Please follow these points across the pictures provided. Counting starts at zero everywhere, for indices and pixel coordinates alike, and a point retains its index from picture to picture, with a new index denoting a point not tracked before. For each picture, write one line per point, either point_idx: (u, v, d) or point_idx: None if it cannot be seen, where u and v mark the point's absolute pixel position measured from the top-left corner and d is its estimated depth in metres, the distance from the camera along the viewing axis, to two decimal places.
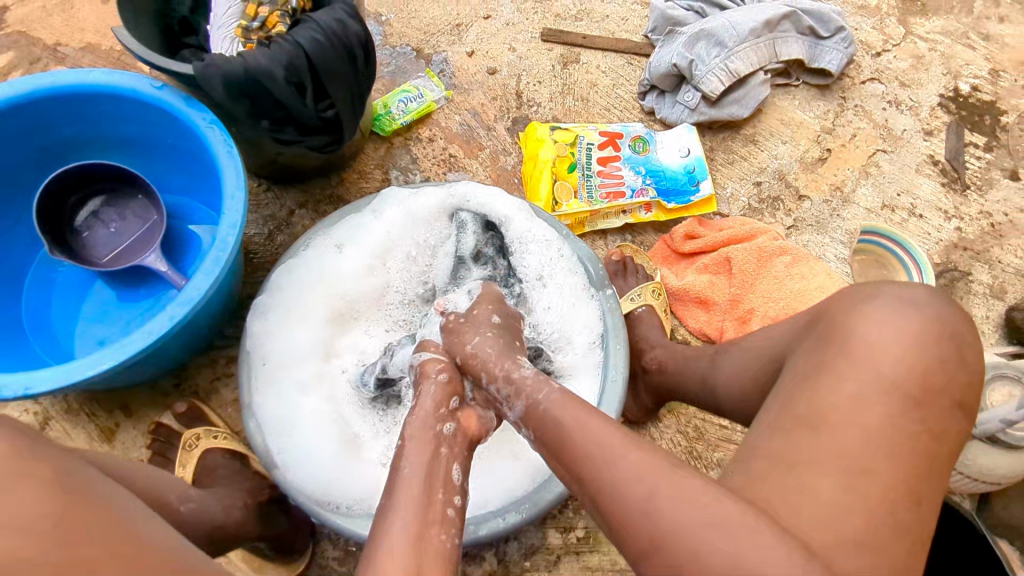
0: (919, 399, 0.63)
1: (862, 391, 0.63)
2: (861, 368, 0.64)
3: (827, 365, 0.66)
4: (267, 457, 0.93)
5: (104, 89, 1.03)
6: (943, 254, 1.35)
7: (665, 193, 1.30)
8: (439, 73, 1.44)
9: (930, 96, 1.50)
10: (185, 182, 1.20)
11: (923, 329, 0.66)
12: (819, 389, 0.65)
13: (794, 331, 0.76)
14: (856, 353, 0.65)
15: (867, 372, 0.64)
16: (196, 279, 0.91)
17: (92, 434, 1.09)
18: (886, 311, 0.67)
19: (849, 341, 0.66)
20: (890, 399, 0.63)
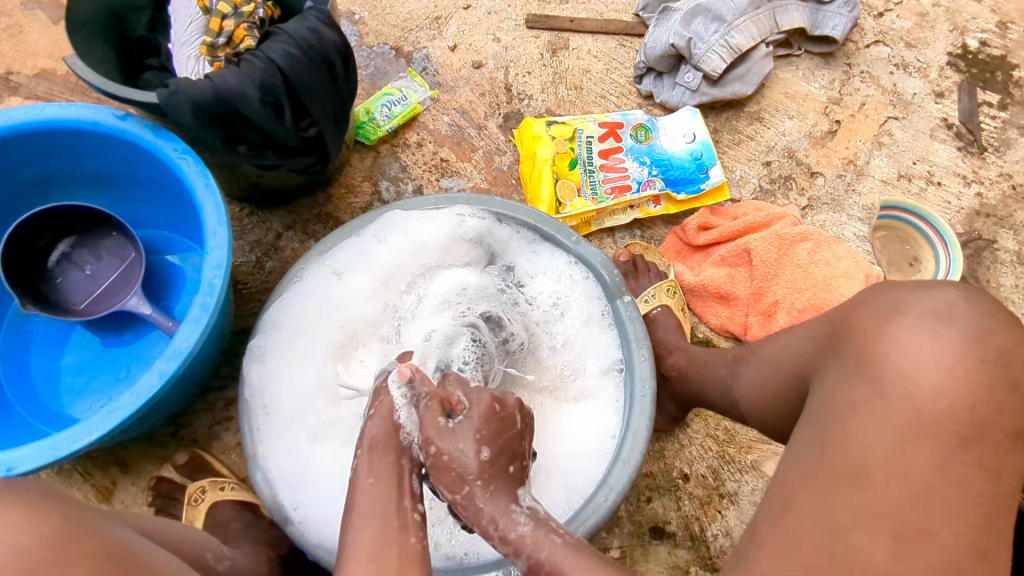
0: (967, 437, 0.55)
1: (902, 434, 0.56)
2: (893, 406, 0.57)
3: (858, 402, 0.58)
4: (278, 512, 0.86)
5: (62, 124, 0.94)
6: (966, 223, 1.30)
7: (673, 183, 1.23)
8: (422, 72, 1.35)
9: (938, 55, 1.42)
10: (161, 214, 1.12)
11: (965, 353, 0.57)
12: (852, 426, 0.58)
13: (817, 339, 0.68)
14: (889, 389, 0.57)
15: (897, 410, 0.57)
16: (184, 329, 0.84)
17: (89, 494, 1.02)
18: (919, 329, 0.59)
19: (879, 366, 0.59)
20: (931, 442, 0.55)
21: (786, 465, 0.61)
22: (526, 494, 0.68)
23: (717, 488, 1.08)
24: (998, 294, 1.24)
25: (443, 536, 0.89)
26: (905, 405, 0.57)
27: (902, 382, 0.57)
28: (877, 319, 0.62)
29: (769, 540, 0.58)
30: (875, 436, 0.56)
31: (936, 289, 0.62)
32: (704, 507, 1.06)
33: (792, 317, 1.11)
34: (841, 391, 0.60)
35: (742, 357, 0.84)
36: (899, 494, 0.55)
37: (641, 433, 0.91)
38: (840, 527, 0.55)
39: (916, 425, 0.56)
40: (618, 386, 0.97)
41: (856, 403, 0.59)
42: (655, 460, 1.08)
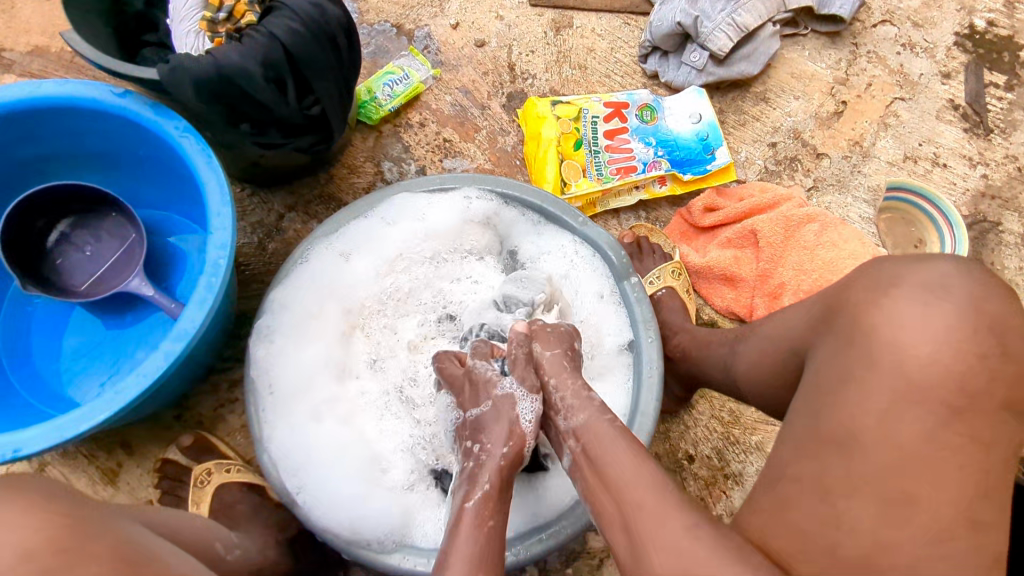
0: (959, 407, 0.55)
1: (892, 402, 0.56)
2: (882, 374, 0.56)
3: (850, 373, 0.58)
4: (284, 494, 0.86)
5: (60, 102, 0.92)
6: (971, 205, 1.29)
7: (679, 164, 1.22)
8: (424, 50, 1.32)
9: (945, 35, 1.41)
10: (160, 194, 1.10)
11: (956, 323, 0.57)
12: (842, 398, 0.57)
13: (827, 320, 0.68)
14: (881, 359, 0.57)
15: (887, 378, 0.56)
16: (188, 310, 0.83)
17: (93, 476, 1.02)
18: (913, 302, 0.58)
19: (871, 338, 0.58)
20: (922, 409, 0.55)
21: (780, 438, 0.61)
22: None
23: (722, 469, 1.08)
24: (1002, 276, 1.24)
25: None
26: (895, 373, 0.56)
27: (894, 353, 0.57)
28: (871, 294, 0.60)
29: (763, 512, 0.59)
30: (866, 404, 0.56)
31: (930, 262, 0.62)
32: (708, 488, 1.07)
33: (798, 299, 1.11)
34: (830, 363, 0.60)
35: (743, 336, 0.83)
36: (885, 460, 0.55)
37: (650, 416, 0.91)
38: (828, 493, 0.56)
39: (906, 392, 0.56)
40: (628, 365, 0.97)
41: (848, 373, 0.58)
42: (660, 442, 1.09)
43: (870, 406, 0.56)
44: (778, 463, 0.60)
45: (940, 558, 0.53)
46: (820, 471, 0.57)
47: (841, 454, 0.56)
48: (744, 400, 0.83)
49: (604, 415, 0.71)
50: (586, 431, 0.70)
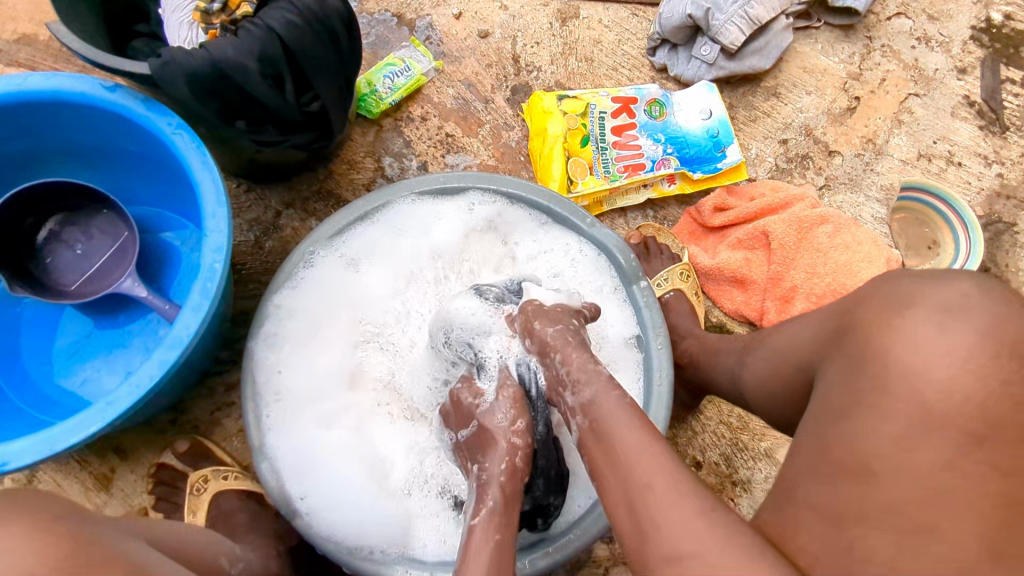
0: (978, 436, 0.53)
1: (939, 445, 0.53)
2: (899, 402, 0.54)
3: (863, 396, 0.56)
4: (286, 503, 0.83)
5: (47, 96, 0.88)
6: (986, 205, 1.26)
7: (689, 162, 1.18)
8: (425, 41, 1.28)
9: (961, 28, 1.37)
10: (154, 191, 1.06)
11: (977, 347, 0.54)
12: (872, 425, 0.55)
13: None
14: (892, 382, 0.55)
15: (923, 417, 0.53)
16: (183, 316, 0.80)
17: (86, 483, 0.99)
18: (959, 331, 0.56)
19: (884, 362, 0.56)
20: (975, 455, 0.52)
21: (792, 460, 0.60)
22: None
23: (729, 476, 1.06)
24: (1017, 278, 1.22)
25: None
26: (912, 401, 0.54)
27: (906, 374, 0.55)
28: (883, 313, 0.58)
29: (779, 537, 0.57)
30: (875, 429, 0.54)
31: (967, 284, 0.59)
32: (716, 495, 1.05)
33: (811, 303, 1.08)
34: (846, 386, 0.58)
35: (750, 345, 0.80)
36: (909, 493, 0.52)
37: (659, 424, 0.88)
38: (856, 526, 0.53)
39: (927, 419, 0.53)
40: (639, 362, 0.94)
41: (858, 399, 0.56)
42: (668, 448, 1.06)
43: (903, 435, 0.53)
44: (791, 488, 0.58)
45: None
46: (833, 498, 0.55)
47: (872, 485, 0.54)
48: (754, 412, 0.80)
49: (612, 391, 0.67)
50: (592, 409, 0.66)
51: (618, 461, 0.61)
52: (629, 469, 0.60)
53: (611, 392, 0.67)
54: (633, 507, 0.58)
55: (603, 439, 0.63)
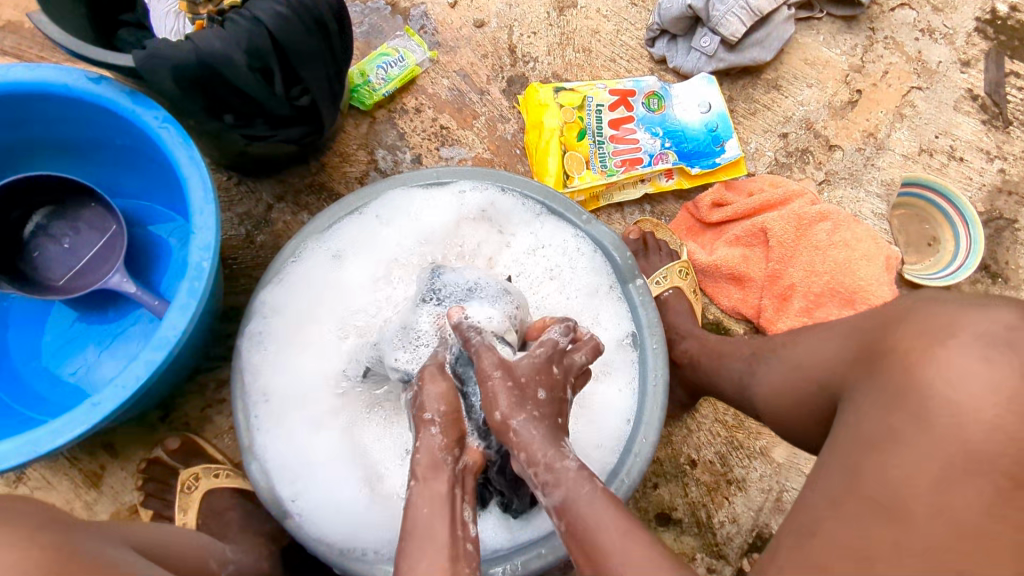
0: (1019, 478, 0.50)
1: (939, 458, 0.51)
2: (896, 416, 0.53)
3: (898, 431, 0.53)
4: (277, 504, 0.83)
5: (30, 88, 0.86)
6: (987, 202, 1.25)
7: (687, 157, 1.16)
8: (420, 30, 1.25)
9: (966, 20, 1.35)
10: (142, 184, 1.04)
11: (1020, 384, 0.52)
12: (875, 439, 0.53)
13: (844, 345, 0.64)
14: (935, 419, 0.52)
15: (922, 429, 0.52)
16: (170, 316, 0.78)
17: (76, 480, 0.98)
18: (957, 341, 0.54)
19: (925, 396, 0.53)
20: (973, 467, 0.51)
21: (811, 483, 0.58)
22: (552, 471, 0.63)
23: (725, 475, 1.05)
24: (1016, 276, 1.21)
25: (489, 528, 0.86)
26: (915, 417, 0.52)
27: (950, 411, 0.52)
28: (927, 341, 0.56)
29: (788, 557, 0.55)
30: (917, 470, 0.51)
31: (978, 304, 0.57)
32: (711, 494, 1.04)
33: (808, 301, 1.08)
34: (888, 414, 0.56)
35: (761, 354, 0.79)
36: (939, 531, 0.50)
37: (654, 425, 0.88)
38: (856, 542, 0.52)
39: (971, 463, 0.51)
40: (633, 362, 0.93)
41: (886, 425, 0.54)
42: (662, 446, 1.05)
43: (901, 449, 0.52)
44: (804, 505, 0.57)
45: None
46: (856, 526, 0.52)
47: (869, 501, 0.52)
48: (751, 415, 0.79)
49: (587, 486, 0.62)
50: (567, 509, 0.61)
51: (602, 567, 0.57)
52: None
53: (588, 484, 0.62)
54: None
55: (585, 546, 0.59)
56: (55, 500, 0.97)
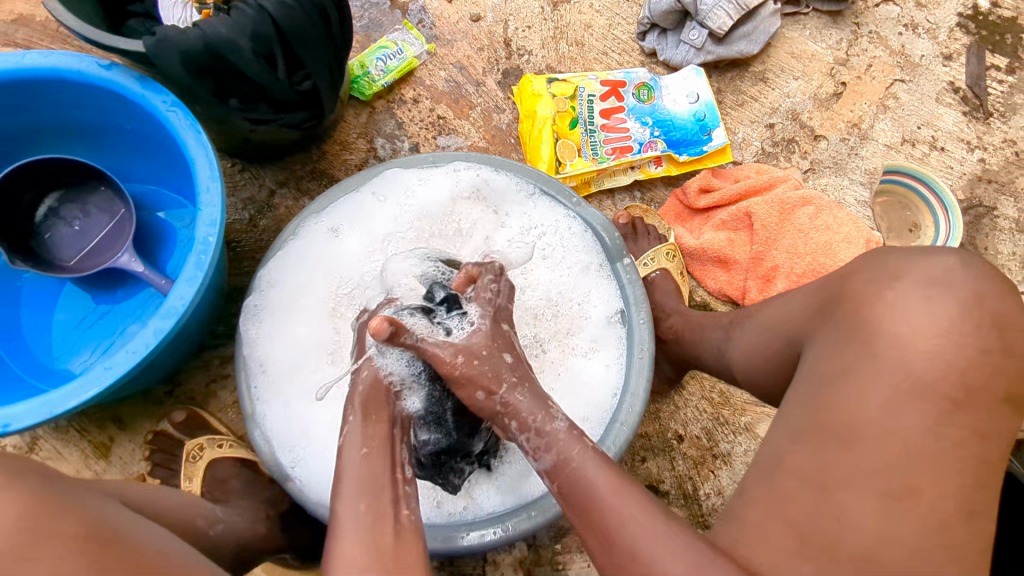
0: (959, 400, 0.55)
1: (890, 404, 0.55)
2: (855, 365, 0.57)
3: (853, 377, 0.57)
4: (277, 469, 0.87)
5: (45, 74, 0.91)
6: (967, 189, 1.29)
7: (675, 145, 1.21)
8: (418, 24, 1.30)
9: (948, 15, 1.39)
10: (150, 169, 1.09)
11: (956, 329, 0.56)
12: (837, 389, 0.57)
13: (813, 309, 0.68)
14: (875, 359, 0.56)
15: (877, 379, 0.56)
16: (178, 287, 0.82)
17: (86, 451, 1.02)
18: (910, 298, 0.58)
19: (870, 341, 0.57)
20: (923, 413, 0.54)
21: (775, 427, 0.61)
22: (546, 424, 0.64)
23: (710, 449, 1.09)
24: (994, 261, 1.24)
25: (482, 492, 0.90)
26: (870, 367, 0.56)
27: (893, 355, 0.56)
28: (873, 288, 0.60)
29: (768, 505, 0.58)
30: (864, 408, 0.55)
31: (931, 260, 0.61)
32: (697, 467, 1.08)
33: (791, 282, 1.11)
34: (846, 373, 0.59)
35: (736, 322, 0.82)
36: (879, 460, 0.54)
37: (639, 395, 0.92)
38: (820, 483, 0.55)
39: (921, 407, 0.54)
40: (621, 338, 0.97)
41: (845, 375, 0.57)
42: (650, 422, 1.09)
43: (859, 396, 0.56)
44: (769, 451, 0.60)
45: (939, 546, 0.53)
46: (818, 461, 0.56)
47: (831, 446, 0.56)
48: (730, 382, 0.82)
49: (577, 445, 0.62)
50: (560, 473, 0.62)
51: (599, 522, 0.58)
52: (610, 536, 0.57)
53: (578, 445, 0.62)
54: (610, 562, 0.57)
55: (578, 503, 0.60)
56: (65, 470, 1.01)
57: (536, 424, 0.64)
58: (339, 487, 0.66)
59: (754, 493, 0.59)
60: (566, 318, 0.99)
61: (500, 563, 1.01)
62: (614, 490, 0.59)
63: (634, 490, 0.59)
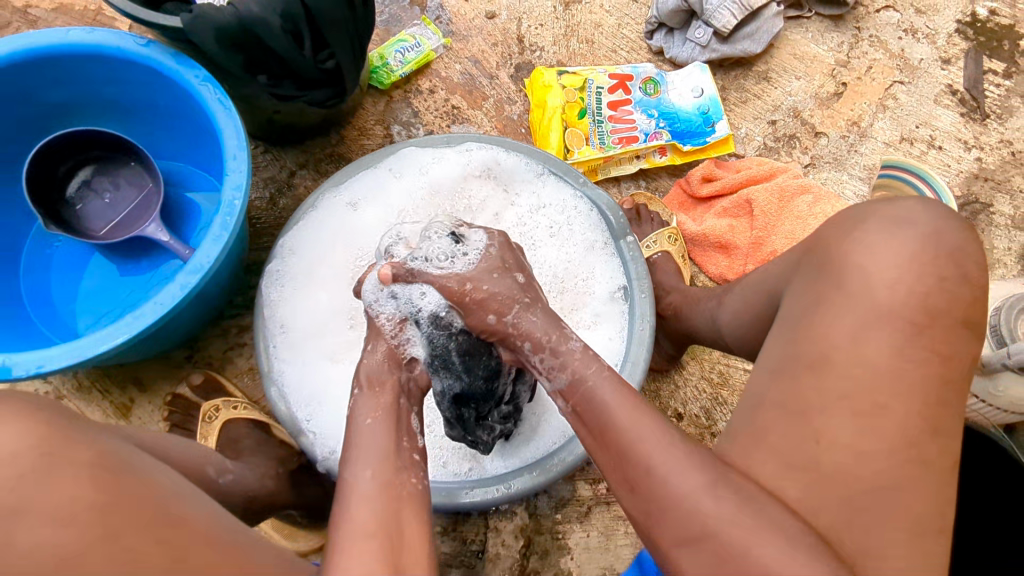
0: (928, 332, 0.59)
1: (870, 345, 0.58)
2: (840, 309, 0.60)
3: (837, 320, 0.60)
4: (292, 423, 0.90)
5: (87, 49, 0.97)
6: (964, 186, 1.32)
7: (680, 135, 1.25)
8: (436, 20, 1.36)
9: (947, 22, 1.44)
10: (179, 146, 1.14)
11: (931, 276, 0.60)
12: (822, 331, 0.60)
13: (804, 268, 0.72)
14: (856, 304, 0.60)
15: (855, 321, 0.59)
16: (204, 246, 0.87)
17: (108, 410, 1.07)
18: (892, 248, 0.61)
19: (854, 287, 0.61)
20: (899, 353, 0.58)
21: (756, 372, 0.64)
22: (562, 344, 0.70)
23: (708, 427, 1.12)
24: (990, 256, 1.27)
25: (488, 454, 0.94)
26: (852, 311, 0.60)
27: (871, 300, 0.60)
28: (841, 230, 0.64)
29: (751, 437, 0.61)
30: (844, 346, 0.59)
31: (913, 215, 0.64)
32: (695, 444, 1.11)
33: None
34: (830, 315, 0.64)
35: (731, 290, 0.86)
36: (857, 397, 0.58)
37: (640, 365, 0.95)
38: (802, 420, 0.59)
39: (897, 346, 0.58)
40: (623, 312, 1.01)
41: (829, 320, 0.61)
42: (650, 399, 1.12)
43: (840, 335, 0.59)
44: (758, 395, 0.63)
45: (910, 473, 0.56)
46: (800, 395, 0.59)
47: (818, 384, 0.59)
48: (728, 350, 0.86)
49: (591, 366, 0.67)
50: (575, 391, 0.67)
51: (615, 441, 0.61)
52: (627, 452, 0.60)
53: (594, 365, 0.68)
54: (634, 488, 0.59)
55: (594, 422, 0.64)
56: None
57: (552, 343, 0.71)
58: (350, 455, 0.65)
59: (740, 430, 0.62)
60: (571, 294, 1.03)
61: (501, 530, 1.04)
62: (633, 416, 0.62)
63: (649, 414, 0.62)
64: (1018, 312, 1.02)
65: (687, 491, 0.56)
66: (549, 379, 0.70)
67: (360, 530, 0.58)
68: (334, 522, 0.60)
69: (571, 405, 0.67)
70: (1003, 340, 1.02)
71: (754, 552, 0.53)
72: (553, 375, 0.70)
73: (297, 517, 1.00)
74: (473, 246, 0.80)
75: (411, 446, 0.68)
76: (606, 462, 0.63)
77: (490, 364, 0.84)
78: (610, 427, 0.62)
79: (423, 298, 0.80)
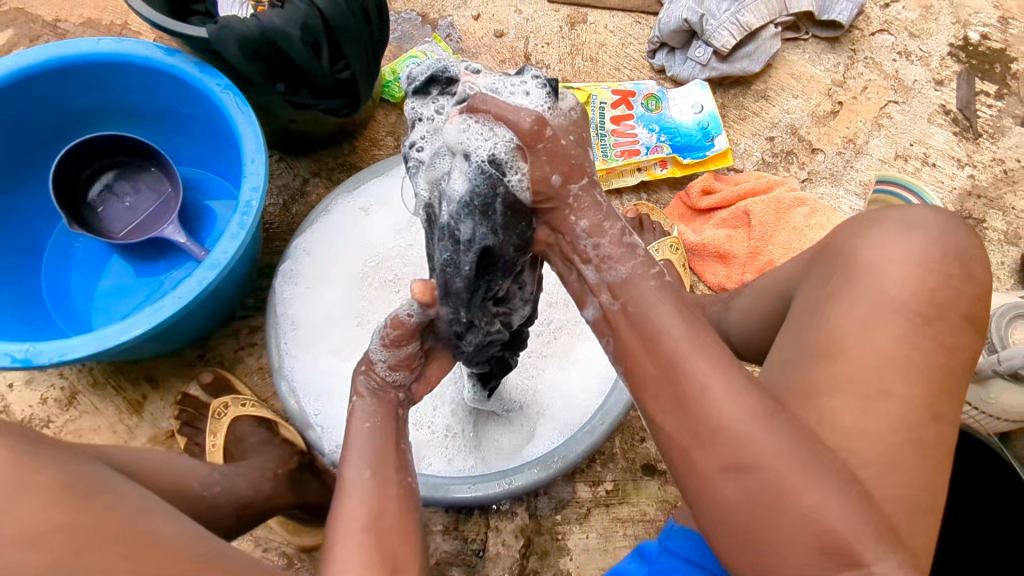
0: (918, 325, 0.60)
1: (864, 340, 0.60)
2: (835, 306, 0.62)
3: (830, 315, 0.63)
4: (301, 418, 0.93)
5: (117, 58, 1.02)
6: (957, 202, 1.36)
7: (680, 149, 1.30)
8: (446, 37, 1.42)
9: (940, 45, 1.50)
10: (198, 153, 1.19)
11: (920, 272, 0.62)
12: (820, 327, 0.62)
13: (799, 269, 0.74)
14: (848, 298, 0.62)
15: (848, 314, 0.62)
16: (222, 243, 0.91)
17: (120, 407, 1.09)
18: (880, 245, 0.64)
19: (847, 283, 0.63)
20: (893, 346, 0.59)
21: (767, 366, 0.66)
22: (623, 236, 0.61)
23: None
24: None
25: (490, 453, 0.97)
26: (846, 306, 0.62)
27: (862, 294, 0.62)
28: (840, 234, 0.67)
29: None
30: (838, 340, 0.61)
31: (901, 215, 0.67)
32: None
33: None
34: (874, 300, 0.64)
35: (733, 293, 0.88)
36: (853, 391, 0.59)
37: None
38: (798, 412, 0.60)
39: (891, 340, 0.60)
40: None
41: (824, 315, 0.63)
42: None
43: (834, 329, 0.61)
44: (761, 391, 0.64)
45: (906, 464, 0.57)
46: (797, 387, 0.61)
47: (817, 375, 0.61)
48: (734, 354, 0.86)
49: (652, 268, 0.60)
50: (626, 288, 0.59)
51: (663, 354, 0.56)
52: (680, 370, 0.55)
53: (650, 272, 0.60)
54: (686, 409, 0.55)
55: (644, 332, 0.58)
56: (100, 423, 1.08)
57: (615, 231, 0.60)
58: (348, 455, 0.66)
59: None
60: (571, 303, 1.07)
61: (502, 530, 1.06)
62: (694, 339, 0.56)
63: (708, 336, 0.57)
64: (1009, 320, 1.04)
65: (739, 423, 0.53)
66: (595, 270, 0.61)
67: (356, 526, 0.59)
68: (331, 517, 0.61)
69: (620, 302, 0.60)
70: (995, 348, 1.04)
71: (804, 497, 0.51)
72: (602, 267, 0.60)
73: (299, 516, 1.01)
74: (564, 109, 0.60)
75: (405, 445, 0.70)
76: (653, 382, 0.57)
77: (499, 278, 0.65)
78: (666, 347, 0.56)
79: (456, 172, 0.59)
